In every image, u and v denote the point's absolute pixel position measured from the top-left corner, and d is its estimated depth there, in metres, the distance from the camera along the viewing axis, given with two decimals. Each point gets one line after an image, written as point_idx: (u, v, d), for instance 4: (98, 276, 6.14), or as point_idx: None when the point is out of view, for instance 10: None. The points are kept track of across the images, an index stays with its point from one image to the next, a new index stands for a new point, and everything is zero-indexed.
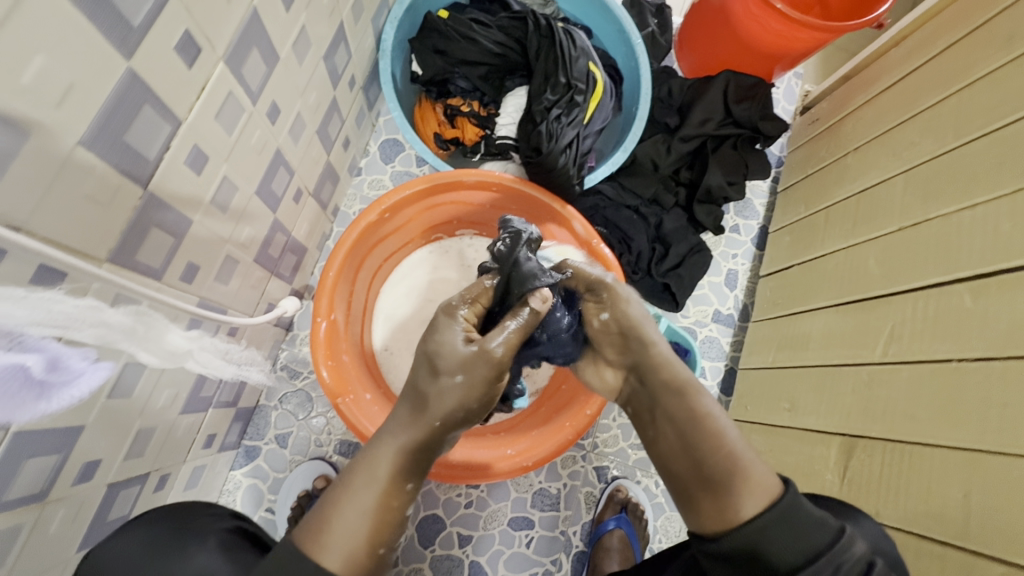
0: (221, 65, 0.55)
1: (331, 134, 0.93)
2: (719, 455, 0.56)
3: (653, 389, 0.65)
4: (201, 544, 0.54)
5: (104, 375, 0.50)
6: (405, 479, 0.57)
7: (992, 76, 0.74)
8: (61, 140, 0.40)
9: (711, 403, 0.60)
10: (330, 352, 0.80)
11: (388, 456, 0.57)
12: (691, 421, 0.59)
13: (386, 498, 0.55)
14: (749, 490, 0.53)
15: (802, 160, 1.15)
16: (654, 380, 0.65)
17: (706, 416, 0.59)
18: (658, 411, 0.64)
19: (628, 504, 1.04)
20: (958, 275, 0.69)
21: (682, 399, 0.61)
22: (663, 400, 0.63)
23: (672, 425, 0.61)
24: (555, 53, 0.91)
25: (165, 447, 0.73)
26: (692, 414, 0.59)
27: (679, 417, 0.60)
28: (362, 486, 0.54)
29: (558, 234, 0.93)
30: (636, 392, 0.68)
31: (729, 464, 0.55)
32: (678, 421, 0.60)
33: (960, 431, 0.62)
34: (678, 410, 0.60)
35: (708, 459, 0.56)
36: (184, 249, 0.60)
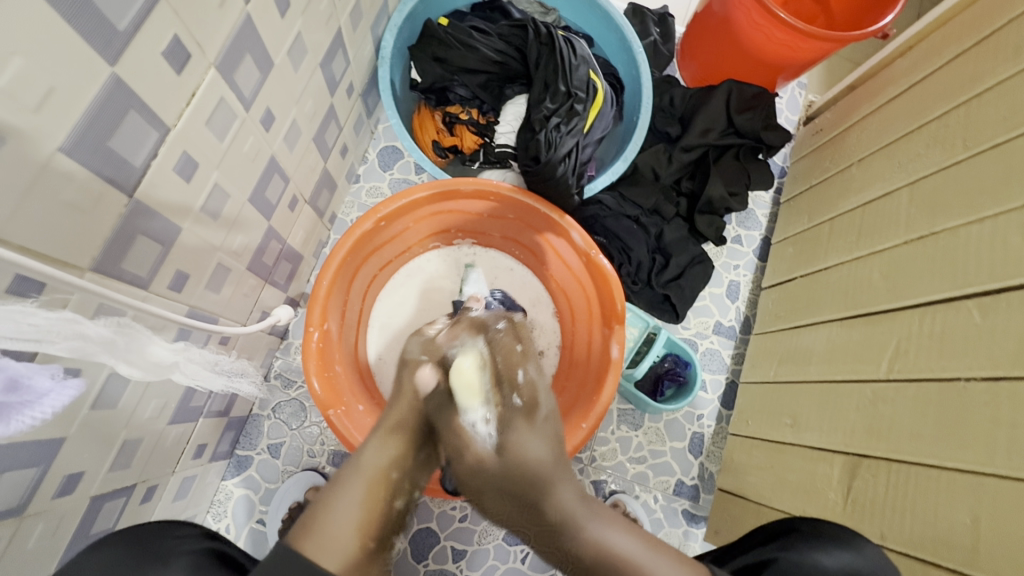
0: (212, 71, 0.54)
1: (328, 142, 0.92)
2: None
3: (553, 540, 0.56)
4: (165, 566, 0.54)
5: (72, 394, 0.46)
6: (389, 469, 0.57)
7: (1002, 87, 0.72)
8: (41, 145, 0.39)
9: (574, 502, 0.56)
10: (321, 362, 0.78)
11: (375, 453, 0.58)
12: (595, 547, 0.55)
13: (374, 490, 0.55)
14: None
15: (805, 171, 1.14)
16: (552, 522, 0.54)
17: (595, 541, 0.55)
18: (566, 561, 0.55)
19: None
20: (964, 291, 0.67)
21: (581, 537, 0.55)
22: (562, 551, 0.55)
23: (544, 545, 0.56)
24: (555, 61, 0.90)
25: (152, 458, 0.71)
26: (592, 546, 0.55)
27: (568, 545, 0.55)
28: (348, 479, 0.55)
29: (556, 244, 0.92)
30: (553, 558, 0.55)
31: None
32: (583, 550, 0.55)
33: (970, 453, 0.59)
34: (566, 534, 0.55)
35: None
36: (172, 257, 0.59)
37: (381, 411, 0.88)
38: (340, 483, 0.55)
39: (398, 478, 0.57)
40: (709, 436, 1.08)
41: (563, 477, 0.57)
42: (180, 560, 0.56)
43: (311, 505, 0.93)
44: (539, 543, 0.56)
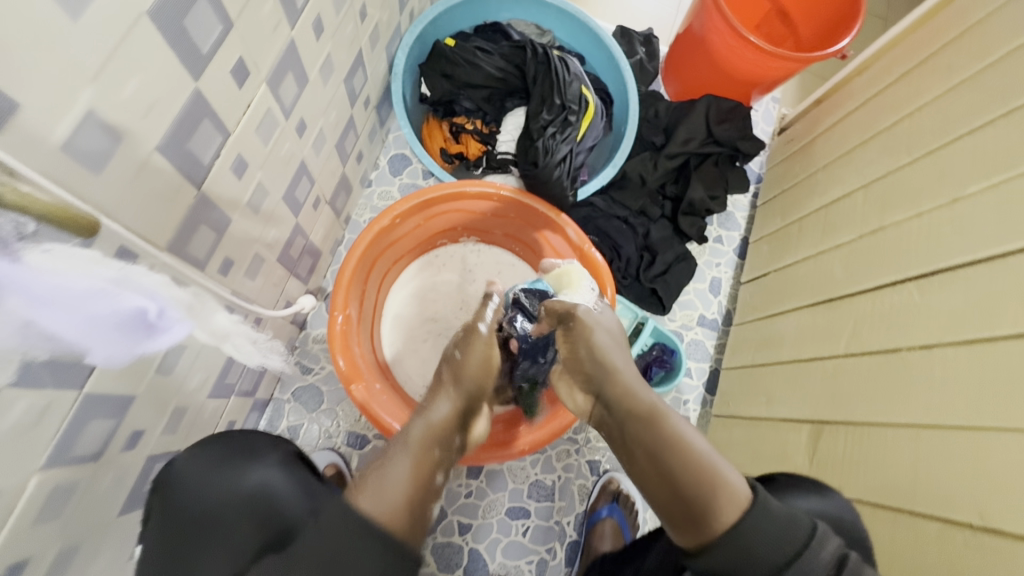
0: (264, 86, 0.64)
1: (347, 149, 1.02)
2: (689, 464, 0.63)
3: (619, 414, 0.72)
4: None
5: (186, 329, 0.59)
6: (431, 446, 0.67)
7: (937, 101, 0.84)
8: (144, 145, 0.49)
9: (653, 398, 0.71)
10: (345, 344, 0.87)
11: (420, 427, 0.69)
12: (657, 432, 0.67)
13: (417, 459, 0.65)
14: (720, 507, 0.58)
15: (778, 177, 1.25)
16: (618, 400, 0.73)
17: (673, 431, 0.66)
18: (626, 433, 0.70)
19: (620, 495, 1.10)
20: (906, 274, 0.78)
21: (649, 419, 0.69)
22: (631, 423, 0.70)
23: (640, 439, 0.68)
24: (551, 78, 1.02)
25: (193, 427, 0.79)
26: (661, 430, 0.67)
27: (651, 430, 0.68)
28: (401, 449, 0.66)
29: (553, 240, 1.02)
30: (607, 418, 0.75)
31: (698, 471, 0.62)
32: (646, 437, 0.68)
33: (910, 411, 0.69)
34: (642, 422, 0.69)
35: (668, 456, 0.65)
36: (223, 244, 0.68)
37: (396, 391, 0.97)
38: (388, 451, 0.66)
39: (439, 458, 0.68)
40: (694, 419, 1.17)
41: (613, 358, 0.76)
42: (270, 456, 0.68)
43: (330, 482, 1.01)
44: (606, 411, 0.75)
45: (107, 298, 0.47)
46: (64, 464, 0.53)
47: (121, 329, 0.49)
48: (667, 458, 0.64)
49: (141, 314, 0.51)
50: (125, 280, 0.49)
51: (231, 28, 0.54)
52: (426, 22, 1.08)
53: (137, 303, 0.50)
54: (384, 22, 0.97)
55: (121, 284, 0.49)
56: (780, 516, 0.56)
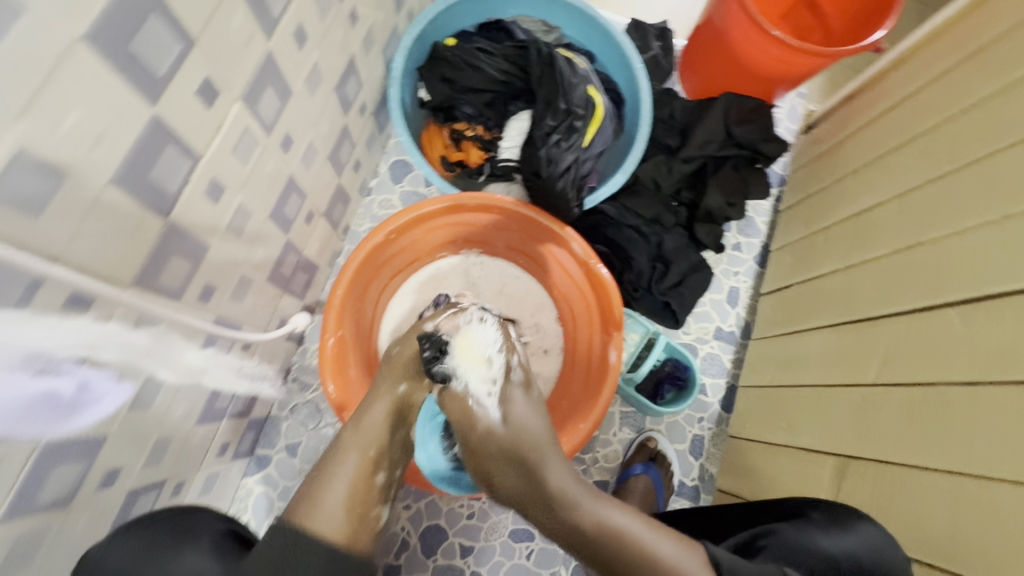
0: (238, 104, 0.60)
1: (342, 159, 0.98)
2: (643, 557, 0.56)
3: (530, 492, 0.61)
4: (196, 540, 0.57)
5: (125, 394, 0.56)
6: (375, 471, 0.68)
7: (984, 103, 0.75)
8: (93, 182, 0.45)
9: (557, 471, 0.62)
10: (337, 367, 0.83)
11: (355, 457, 0.67)
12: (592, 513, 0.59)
13: (355, 492, 0.65)
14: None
15: (803, 180, 1.17)
16: (522, 473, 0.62)
17: (597, 505, 0.60)
18: (547, 518, 0.60)
19: (657, 456, 1.05)
20: (946, 298, 0.70)
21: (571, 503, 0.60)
22: (551, 513, 0.60)
23: (567, 529, 0.59)
24: (556, 81, 0.95)
25: (181, 456, 0.77)
26: (593, 510, 0.59)
27: (578, 522, 0.59)
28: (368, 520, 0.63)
29: (558, 254, 0.96)
30: (523, 498, 0.62)
31: (648, 569, 0.55)
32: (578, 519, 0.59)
33: (950, 456, 0.62)
34: (570, 506, 0.59)
35: (607, 536, 0.57)
36: (201, 271, 0.65)
37: None
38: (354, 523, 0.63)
39: (382, 483, 0.68)
40: (709, 439, 1.11)
41: (538, 450, 0.63)
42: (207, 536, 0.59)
43: None
44: (510, 490, 0.62)
45: (22, 382, 0.43)
46: (27, 512, 0.51)
47: (33, 412, 0.46)
48: (610, 547, 0.57)
49: (53, 394, 0.47)
50: (48, 361, 0.45)
51: (193, 45, 0.49)
52: (426, 22, 1.02)
53: (53, 385, 0.46)
54: (379, 24, 0.91)
55: (34, 368, 0.44)
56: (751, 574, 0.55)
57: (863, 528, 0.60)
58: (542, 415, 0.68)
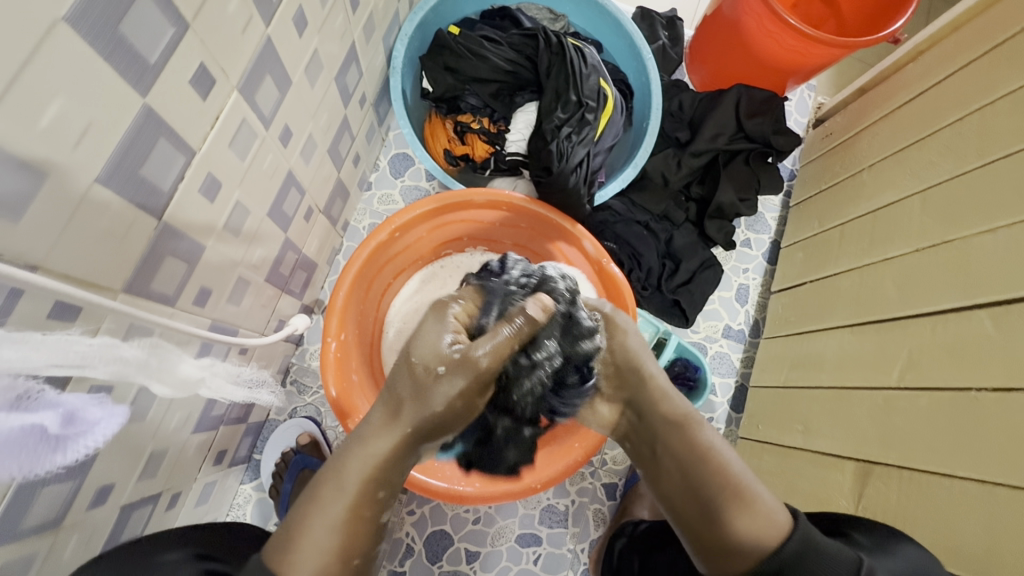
0: (235, 94, 0.55)
1: (342, 152, 0.93)
2: (724, 484, 0.62)
3: (652, 425, 0.73)
4: None
5: (121, 419, 0.53)
6: (373, 484, 0.59)
7: (1011, 97, 0.73)
8: (78, 180, 0.41)
9: (687, 407, 0.72)
10: (340, 372, 0.79)
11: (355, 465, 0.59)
12: (693, 447, 0.67)
13: (355, 507, 0.57)
14: (751, 517, 0.58)
15: (814, 175, 1.14)
16: (656, 415, 0.72)
17: (706, 440, 0.67)
18: (659, 446, 0.71)
19: None
20: (975, 300, 0.68)
21: (685, 434, 0.69)
22: (667, 435, 0.70)
23: (674, 459, 0.68)
24: (566, 71, 0.91)
25: (177, 466, 0.73)
26: (699, 445, 0.66)
27: (685, 444, 0.68)
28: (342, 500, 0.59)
29: (568, 252, 0.93)
30: (637, 429, 0.76)
31: (734, 492, 0.61)
32: (680, 452, 0.68)
33: (982, 464, 0.60)
34: (683, 430, 0.69)
35: (703, 475, 0.64)
36: (197, 274, 0.61)
37: None
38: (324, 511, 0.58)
39: (383, 494, 0.60)
40: None
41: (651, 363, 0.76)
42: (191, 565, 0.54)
43: (304, 450, 0.96)
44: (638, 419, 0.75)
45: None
46: (10, 539, 0.47)
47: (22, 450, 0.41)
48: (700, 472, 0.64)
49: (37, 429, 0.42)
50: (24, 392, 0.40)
51: (186, 30, 0.45)
52: (428, 9, 0.97)
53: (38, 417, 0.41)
54: (380, 10, 0.87)
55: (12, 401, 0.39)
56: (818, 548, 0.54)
57: (895, 542, 0.58)
58: (644, 361, 0.76)
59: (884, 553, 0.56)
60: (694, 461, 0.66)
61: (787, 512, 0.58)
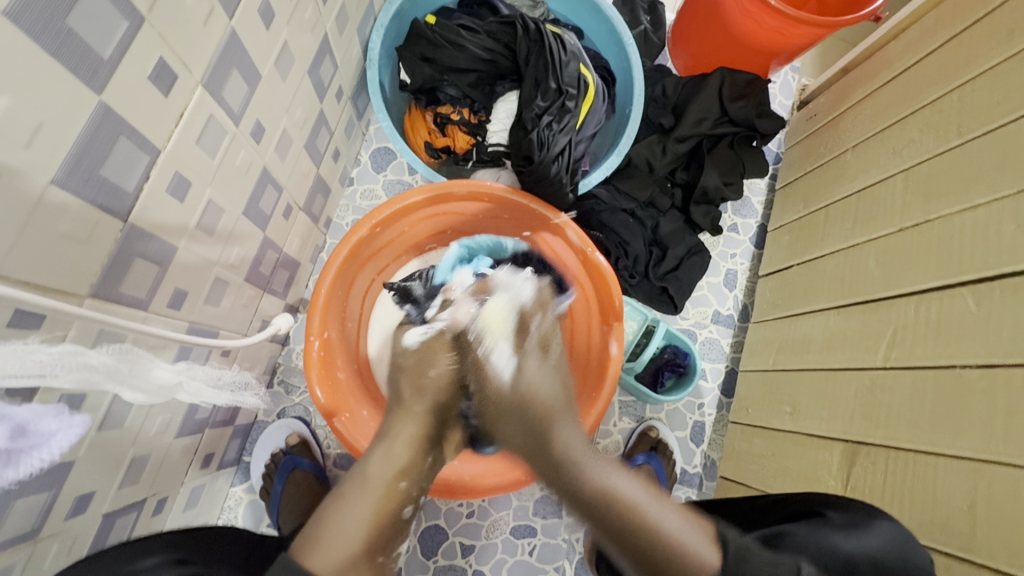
0: (200, 90, 0.54)
1: (320, 148, 0.92)
2: (654, 538, 0.56)
3: (554, 470, 0.62)
4: None
5: (79, 429, 0.51)
6: (398, 478, 0.64)
7: (992, 73, 0.72)
8: (33, 182, 0.39)
9: (570, 433, 0.64)
10: (324, 371, 0.79)
11: (380, 460, 0.64)
12: (610, 499, 0.58)
13: (382, 499, 0.61)
14: (692, 573, 0.55)
15: (799, 157, 1.14)
16: (549, 451, 0.63)
17: (611, 485, 0.59)
18: (566, 495, 0.61)
19: (658, 445, 1.04)
20: (958, 278, 0.68)
21: (594, 481, 0.60)
22: (568, 486, 0.60)
23: (593, 517, 0.59)
24: (545, 58, 0.89)
25: (161, 471, 0.72)
26: (608, 492, 0.58)
27: (592, 493, 0.59)
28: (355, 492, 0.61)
29: (552, 242, 0.92)
30: (534, 464, 0.65)
31: (668, 544, 0.56)
32: (596, 510, 0.58)
33: (964, 441, 0.60)
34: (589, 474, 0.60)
35: (631, 529, 0.57)
36: (170, 276, 0.60)
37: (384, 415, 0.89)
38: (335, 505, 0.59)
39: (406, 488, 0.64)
40: (710, 424, 1.09)
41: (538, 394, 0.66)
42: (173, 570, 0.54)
43: (294, 450, 0.96)
44: (534, 458, 0.64)
45: None
46: None
47: None
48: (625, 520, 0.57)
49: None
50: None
51: (142, 23, 0.43)
52: None
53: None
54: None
55: None
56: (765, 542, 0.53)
57: (881, 521, 0.58)
58: (533, 394, 0.66)
59: (857, 530, 0.57)
60: (610, 518, 0.58)
61: (716, 555, 0.56)
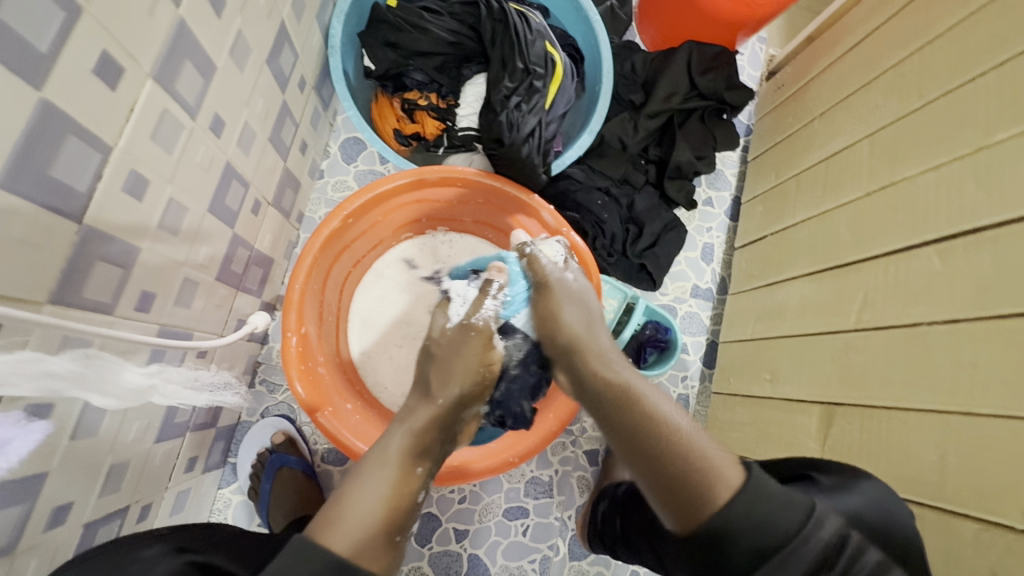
0: (151, 83, 0.52)
1: (286, 140, 0.90)
2: (667, 441, 0.56)
3: (599, 401, 0.64)
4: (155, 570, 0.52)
5: (41, 434, 0.49)
6: (414, 463, 0.59)
7: (950, 35, 0.73)
8: None
9: (627, 373, 0.66)
10: (304, 366, 0.78)
11: (397, 441, 0.61)
12: (644, 420, 0.59)
13: (397, 484, 0.57)
14: (714, 483, 0.51)
15: (769, 128, 1.15)
16: (609, 394, 0.63)
17: (653, 405, 0.60)
18: (605, 415, 0.63)
19: None
20: (923, 238, 0.69)
21: (631, 408, 0.60)
22: (613, 414, 0.62)
23: (620, 436, 0.60)
24: (510, 39, 0.88)
25: (142, 477, 0.71)
26: (647, 410, 0.60)
27: (628, 418, 0.60)
28: (372, 466, 0.58)
29: (528, 224, 0.92)
30: (584, 398, 0.67)
31: (685, 459, 0.54)
32: (625, 431, 0.59)
33: (932, 395, 0.63)
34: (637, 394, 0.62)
35: (655, 443, 0.57)
36: (135, 278, 0.58)
37: (369, 407, 0.88)
38: (349, 484, 0.57)
39: (423, 473, 0.60)
40: (693, 396, 1.11)
41: (595, 340, 0.70)
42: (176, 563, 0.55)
43: (280, 448, 0.96)
44: (584, 382, 0.67)
45: None
46: None
47: None
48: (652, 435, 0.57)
49: None
50: None
51: (80, 14, 0.42)
52: None
53: None
54: None
55: None
56: (775, 494, 0.50)
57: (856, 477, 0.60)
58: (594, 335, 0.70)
59: (844, 491, 0.57)
60: (632, 431, 0.58)
61: (740, 471, 0.52)
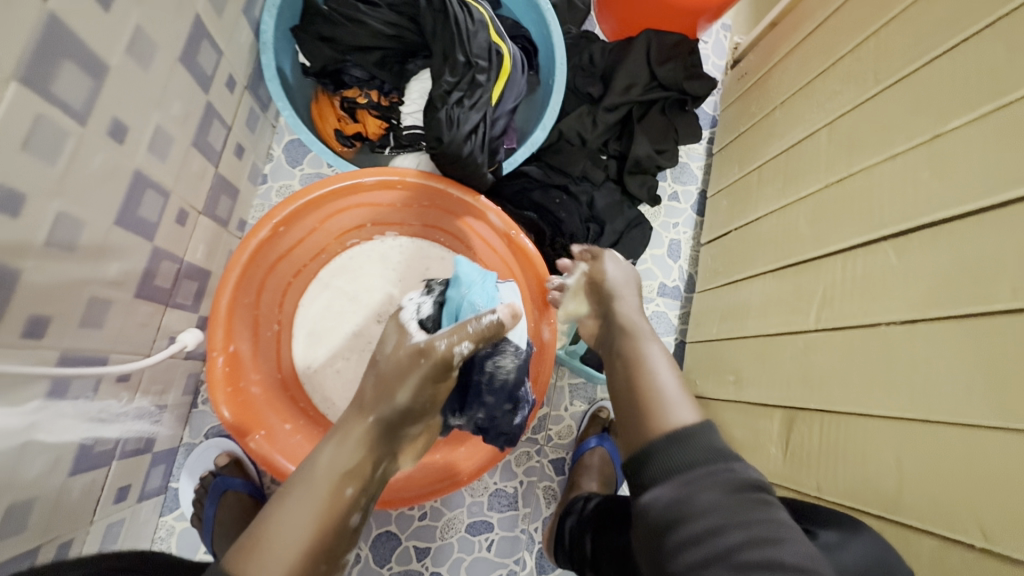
0: (14, 85, 0.47)
1: (215, 144, 0.84)
2: (649, 382, 0.61)
3: (613, 330, 0.70)
4: None
5: None
6: (342, 483, 0.55)
7: (908, 15, 0.69)
8: None
9: (647, 326, 0.69)
10: (232, 387, 0.73)
11: (327, 457, 0.56)
12: (630, 364, 0.64)
13: (329, 500, 0.54)
14: (658, 416, 0.56)
15: (733, 119, 1.11)
16: (615, 325, 0.70)
17: (643, 355, 0.64)
18: (611, 351, 0.69)
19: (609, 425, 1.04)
20: (880, 233, 0.66)
21: (631, 345, 0.66)
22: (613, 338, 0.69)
23: (615, 367, 0.66)
24: (451, 30, 0.82)
25: (56, 514, 0.66)
26: (638, 354, 0.65)
27: (619, 362, 0.65)
28: (300, 487, 0.54)
29: (477, 227, 0.87)
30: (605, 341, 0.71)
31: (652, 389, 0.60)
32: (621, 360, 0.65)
33: (891, 399, 0.59)
34: (630, 348, 0.66)
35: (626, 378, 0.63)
36: (19, 302, 0.53)
37: (314, 425, 0.83)
38: (276, 502, 0.54)
39: (354, 494, 0.56)
40: None
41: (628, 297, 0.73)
42: None
43: (225, 471, 0.91)
44: (604, 329, 0.72)
45: None
46: None
47: None
48: (623, 375, 0.64)
49: None
50: None
51: None
52: None
53: None
54: None
55: None
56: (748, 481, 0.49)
57: None
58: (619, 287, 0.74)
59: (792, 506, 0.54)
60: (625, 361, 0.65)
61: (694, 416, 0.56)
